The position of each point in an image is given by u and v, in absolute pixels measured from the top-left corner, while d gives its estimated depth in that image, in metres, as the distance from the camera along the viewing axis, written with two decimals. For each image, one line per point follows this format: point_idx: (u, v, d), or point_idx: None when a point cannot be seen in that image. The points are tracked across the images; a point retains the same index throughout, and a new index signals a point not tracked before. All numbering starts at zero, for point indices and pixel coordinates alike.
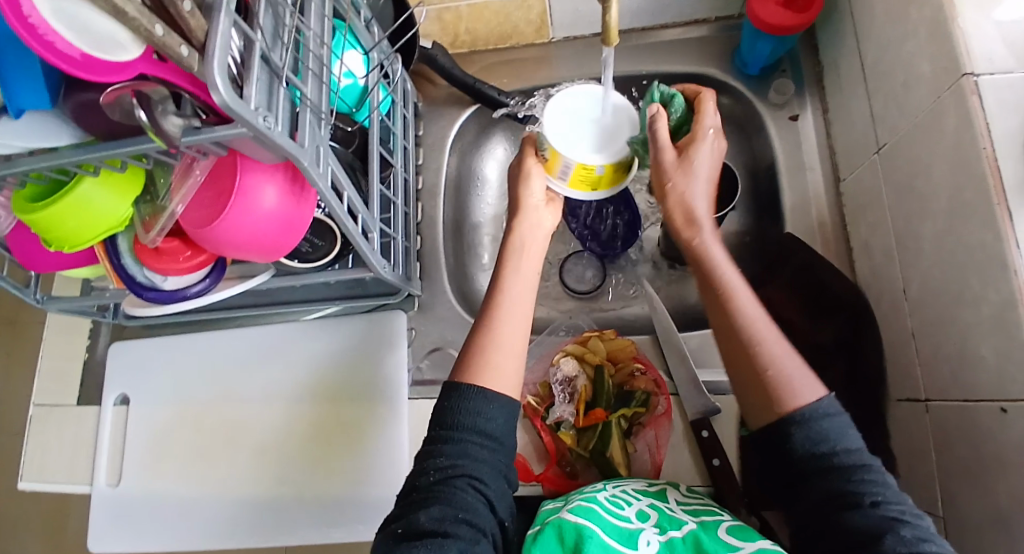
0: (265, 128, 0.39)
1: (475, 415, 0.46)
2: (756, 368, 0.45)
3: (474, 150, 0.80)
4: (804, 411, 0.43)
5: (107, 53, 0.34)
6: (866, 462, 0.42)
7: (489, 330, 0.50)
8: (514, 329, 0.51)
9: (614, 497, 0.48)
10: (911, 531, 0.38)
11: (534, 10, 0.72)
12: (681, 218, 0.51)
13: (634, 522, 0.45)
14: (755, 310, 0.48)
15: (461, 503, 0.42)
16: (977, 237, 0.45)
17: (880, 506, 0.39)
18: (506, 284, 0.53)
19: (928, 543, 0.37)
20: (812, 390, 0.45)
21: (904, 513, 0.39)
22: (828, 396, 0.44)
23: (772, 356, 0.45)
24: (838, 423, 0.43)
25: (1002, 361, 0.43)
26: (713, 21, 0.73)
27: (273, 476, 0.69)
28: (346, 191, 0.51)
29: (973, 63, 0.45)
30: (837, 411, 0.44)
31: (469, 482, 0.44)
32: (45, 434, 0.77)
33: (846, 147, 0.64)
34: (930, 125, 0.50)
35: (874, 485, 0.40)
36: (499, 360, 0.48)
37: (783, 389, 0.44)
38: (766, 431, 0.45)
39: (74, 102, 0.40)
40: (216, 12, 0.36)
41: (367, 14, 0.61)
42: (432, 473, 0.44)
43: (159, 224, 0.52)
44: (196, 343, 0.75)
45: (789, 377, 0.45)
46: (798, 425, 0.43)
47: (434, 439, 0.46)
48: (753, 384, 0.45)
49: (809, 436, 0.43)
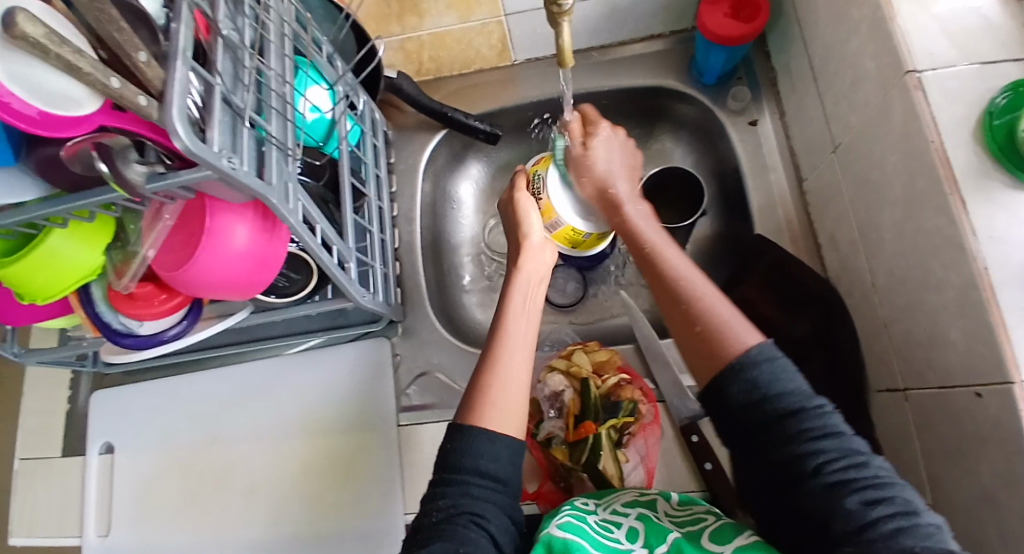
0: (230, 169, 0.40)
1: (478, 457, 0.46)
2: (691, 321, 0.46)
3: (446, 174, 0.81)
4: (736, 363, 0.42)
5: (62, 109, 0.34)
6: (809, 413, 0.41)
7: (491, 365, 0.51)
8: (519, 362, 0.51)
9: (604, 520, 0.47)
10: (858, 497, 0.38)
11: (495, 34, 0.73)
12: (605, 205, 0.56)
13: (624, 543, 0.44)
14: (679, 259, 0.49)
15: (461, 539, 0.42)
16: (935, 225, 0.46)
17: (824, 470, 0.39)
18: (510, 315, 0.53)
19: (877, 507, 0.37)
20: (749, 337, 0.44)
21: (849, 468, 0.39)
22: (763, 342, 0.44)
23: (706, 307, 0.46)
24: (772, 371, 0.42)
25: (969, 345, 0.44)
26: (668, 35, 0.75)
27: (265, 515, 0.68)
28: (318, 224, 0.52)
29: (914, 59, 0.47)
30: (770, 356, 0.43)
31: (471, 519, 0.43)
32: (33, 489, 0.76)
33: (806, 147, 0.66)
34: (880, 121, 0.51)
35: (818, 443, 0.40)
36: (503, 396, 0.49)
37: (721, 337, 0.44)
38: (706, 387, 0.44)
39: (37, 157, 0.39)
40: (172, 60, 0.36)
41: (329, 50, 0.62)
42: (435, 513, 0.44)
43: (132, 270, 0.53)
44: (180, 386, 0.74)
45: (726, 322, 0.44)
46: (732, 382, 0.42)
47: (438, 482, 0.46)
48: (690, 338, 0.45)
49: (743, 391, 0.42)
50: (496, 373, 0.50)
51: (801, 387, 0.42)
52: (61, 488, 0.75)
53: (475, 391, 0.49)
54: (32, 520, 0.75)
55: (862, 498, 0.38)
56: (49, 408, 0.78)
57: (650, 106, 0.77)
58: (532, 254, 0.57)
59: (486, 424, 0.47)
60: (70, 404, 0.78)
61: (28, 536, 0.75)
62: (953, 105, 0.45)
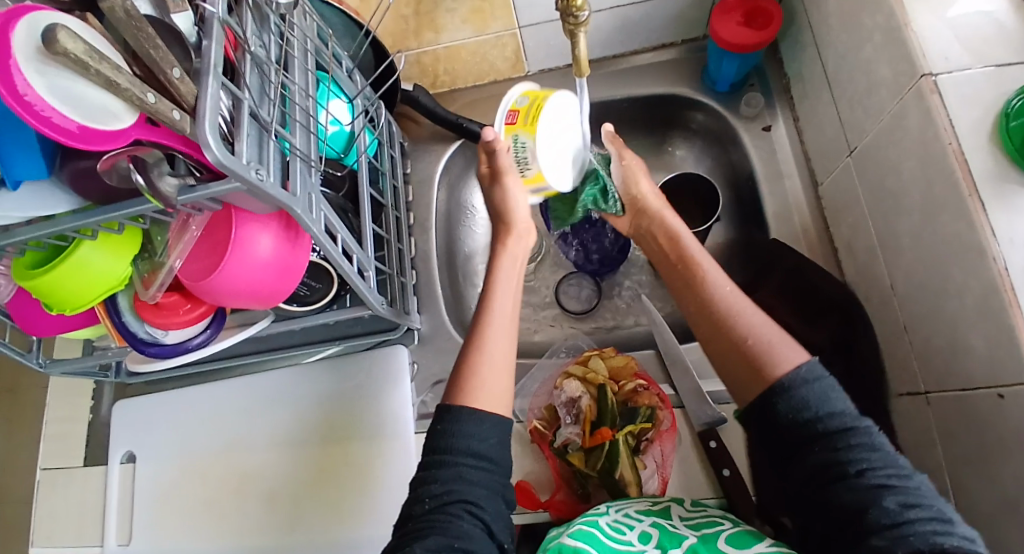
0: (258, 180, 0.41)
1: (469, 438, 0.46)
2: (738, 338, 0.48)
3: (461, 183, 0.82)
4: (782, 383, 0.43)
5: (101, 123, 0.35)
6: (854, 426, 0.42)
7: (477, 348, 0.52)
8: (501, 344, 0.53)
9: (616, 521, 0.49)
10: (896, 499, 0.38)
11: (509, 46, 0.75)
12: (666, 240, 0.60)
13: (636, 545, 0.45)
14: (726, 286, 0.52)
15: (455, 532, 0.42)
16: (954, 228, 0.46)
17: (866, 474, 0.40)
18: (495, 297, 0.55)
19: (914, 510, 0.38)
20: (795, 354, 0.46)
21: (892, 477, 0.39)
22: (809, 362, 0.45)
23: (749, 325, 0.48)
24: (820, 389, 0.43)
25: (991, 347, 0.44)
26: (681, 43, 0.76)
27: (285, 520, 0.68)
28: (340, 234, 0.53)
29: (929, 64, 0.47)
30: (819, 375, 0.44)
31: (465, 509, 0.44)
32: (55, 498, 0.76)
33: (820, 152, 0.66)
34: (896, 125, 0.52)
35: (862, 451, 0.41)
36: (490, 377, 0.50)
37: (767, 357, 0.46)
38: (753, 407, 0.45)
39: (71, 169, 0.41)
40: (204, 76, 0.37)
41: (348, 64, 0.63)
42: (427, 501, 0.45)
43: (159, 279, 0.54)
44: (199, 396, 0.75)
45: (769, 343, 0.47)
46: (780, 398, 0.43)
47: (429, 465, 0.46)
48: (733, 353, 0.48)
49: (791, 407, 0.43)
50: (480, 356, 0.52)
51: (845, 405, 0.43)
52: (81, 497, 0.76)
53: (463, 372, 0.51)
54: (52, 530, 0.76)
55: (900, 500, 0.38)
56: (71, 418, 0.79)
57: (664, 114, 0.78)
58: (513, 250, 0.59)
59: (474, 404, 0.48)
60: (92, 413, 0.79)
61: (48, 545, 0.75)
62: (968, 109, 0.46)
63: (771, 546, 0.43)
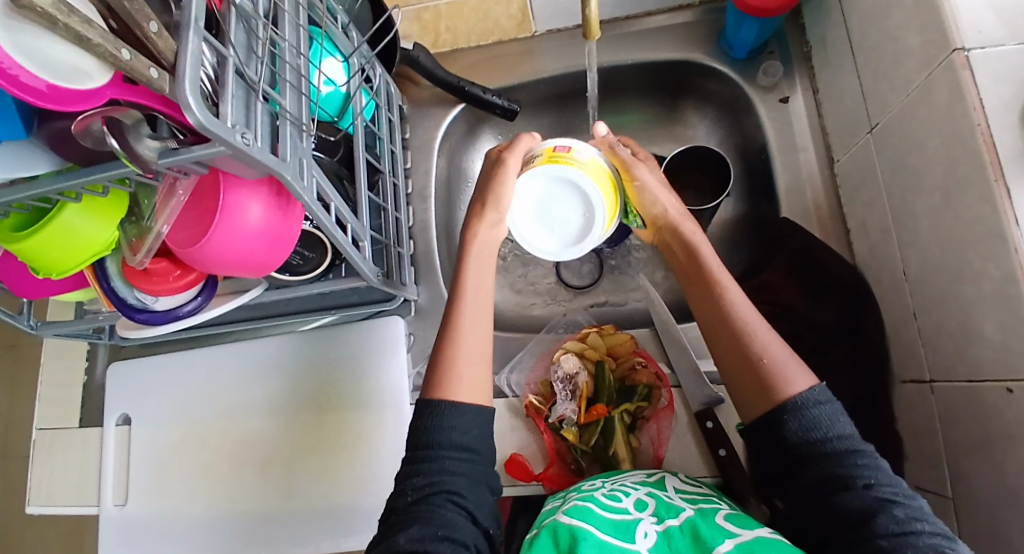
0: (243, 145, 0.38)
1: (449, 431, 0.46)
2: (750, 356, 0.46)
3: (462, 150, 0.79)
4: (794, 400, 0.44)
5: (70, 82, 0.32)
6: (858, 447, 0.42)
7: (451, 340, 0.51)
8: (476, 338, 0.51)
9: (611, 492, 0.48)
10: (903, 511, 0.39)
11: (515, 4, 0.74)
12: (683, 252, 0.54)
13: (632, 514, 0.44)
14: (743, 300, 0.49)
15: (439, 520, 0.42)
16: (975, 214, 0.44)
17: (872, 488, 0.40)
18: (466, 285, 0.53)
19: (920, 523, 0.38)
20: (803, 377, 0.45)
21: (897, 494, 0.40)
22: (818, 385, 0.45)
23: (764, 344, 0.46)
24: (830, 411, 0.43)
25: (1004, 340, 0.42)
26: (697, 5, 0.72)
27: (280, 490, 0.69)
28: (333, 202, 0.50)
29: (963, 36, 0.44)
30: (829, 398, 0.44)
31: (447, 498, 0.44)
32: (53, 458, 0.77)
33: (838, 127, 0.63)
34: (921, 101, 0.49)
35: (868, 469, 0.41)
36: (469, 370, 0.49)
37: (777, 379, 0.45)
38: (757, 424, 0.45)
39: (50, 130, 0.39)
40: (184, 29, 0.35)
41: (344, 20, 0.60)
42: (410, 493, 0.45)
43: (146, 245, 0.52)
44: (193, 361, 0.75)
45: (781, 365, 0.45)
46: (789, 415, 0.43)
47: (412, 460, 0.46)
48: (745, 369, 0.46)
49: (801, 425, 0.43)
50: (456, 351, 0.50)
51: (851, 428, 0.44)
52: (78, 458, 0.76)
53: (438, 367, 0.50)
54: (50, 489, 0.76)
55: (907, 511, 0.39)
56: (66, 380, 0.79)
57: (676, 81, 0.75)
58: (492, 224, 0.55)
59: (454, 397, 0.48)
60: (87, 376, 0.79)
61: (46, 504, 0.76)
62: (1000, 86, 0.43)
63: (773, 532, 0.41)
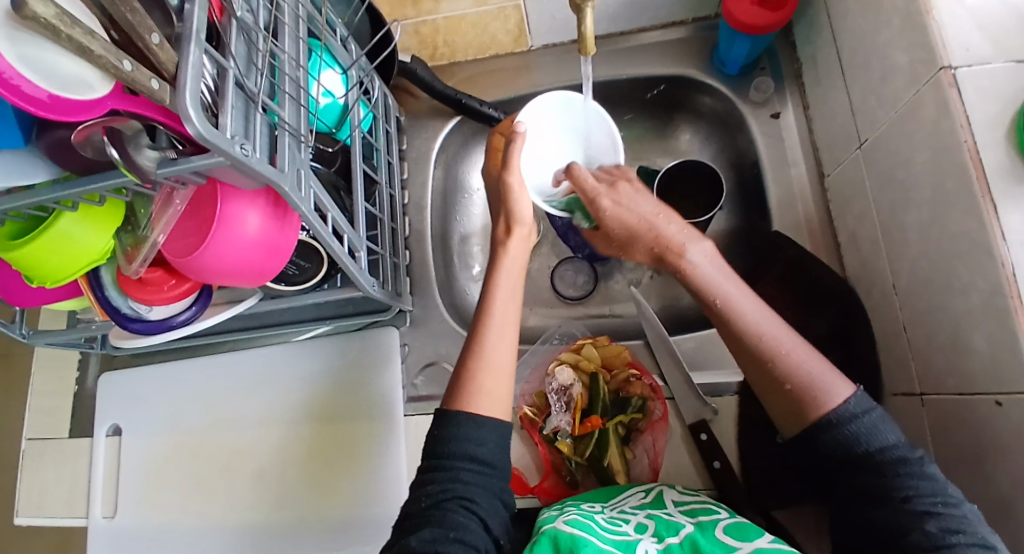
0: (242, 156, 0.39)
1: (467, 442, 0.46)
2: (776, 379, 0.45)
3: (458, 161, 0.80)
4: (828, 414, 0.43)
5: (75, 93, 0.33)
6: (904, 454, 0.42)
7: (477, 352, 0.50)
8: (502, 351, 0.50)
9: (612, 517, 0.48)
10: (938, 525, 0.39)
11: (512, 19, 0.72)
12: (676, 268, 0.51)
13: (631, 535, 0.44)
14: (762, 314, 0.47)
15: (451, 524, 0.43)
16: (963, 228, 0.45)
17: (910, 500, 0.40)
18: (496, 295, 0.52)
19: (956, 536, 0.38)
20: (837, 389, 0.44)
21: (937, 504, 0.39)
22: (855, 395, 0.44)
23: (792, 363, 0.45)
24: (869, 421, 0.43)
25: (993, 352, 0.43)
26: (690, 22, 0.73)
27: (276, 500, 0.68)
28: (330, 212, 0.51)
29: (949, 55, 0.45)
30: (868, 407, 0.43)
31: (462, 505, 0.44)
32: (42, 468, 0.76)
33: (829, 142, 0.64)
34: (909, 117, 0.50)
35: (908, 479, 0.41)
36: (492, 384, 0.49)
37: (807, 400, 0.44)
38: (795, 433, 0.46)
39: (50, 139, 0.39)
40: (186, 42, 0.35)
41: (343, 32, 0.60)
42: (425, 499, 0.45)
43: (141, 255, 0.52)
44: (187, 371, 0.74)
45: (812, 381, 0.44)
46: (824, 428, 0.43)
47: (427, 467, 0.47)
48: (772, 391, 0.46)
49: (837, 437, 0.43)
50: (480, 359, 0.50)
51: (900, 436, 0.43)
52: (68, 468, 0.75)
53: (463, 376, 0.49)
54: (39, 501, 0.75)
55: (942, 524, 0.39)
56: (57, 389, 0.78)
57: (670, 96, 0.76)
58: (521, 238, 0.55)
59: (475, 411, 0.48)
60: (78, 386, 0.78)
61: (35, 515, 0.75)
62: (986, 103, 0.44)
63: (774, 542, 0.41)
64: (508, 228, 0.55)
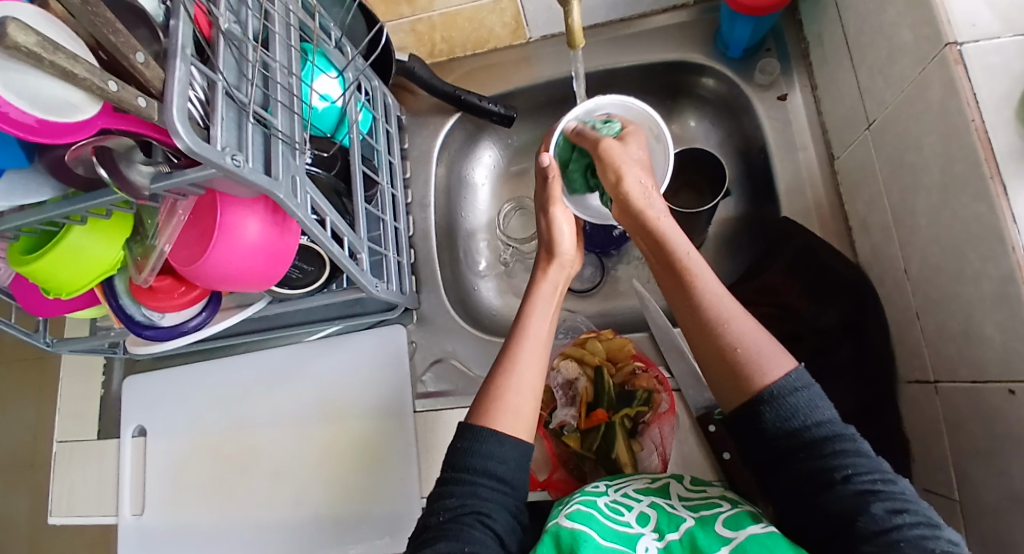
0: (234, 166, 0.39)
1: (487, 458, 0.47)
2: (722, 346, 0.45)
3: (461, 158, 0.80)
4: (771, 390, 0.43)
5: (61, 116, 0.34)
6: (839, 432, 0.42)
7: (508, 371, 0.51)
8: (535, 374, 0.51)
9: (614, 502, 0.47)
10: (883, 505, 0.38)
11: (508, 12, 0.71)
12: (664, 265, 0.50)
13: (634, 527, 0.44)
14: (715, 284, 0.48)
15: (468, 538, 0.43)
16: (973, 212, 0.43)
17: (852, 480, 0.40)
18: (529, 321, 0.53)
19: (902, 516, 0.37)
20: (780, 362, 0.44)
21: (877, 483, 0.39)
22: (795, 368, 0.44)
23: (739, 332, 0.45)
24: (807, 397, 0.43)
25: (1005, 341, 0.41)
26: (692, 4, 0.71)
27: (290, 498, 0.70)
28: (328, 216, 0.51)
29: (954, 31, 0.43)
30: (806, 383, 0.43)
31: (478, 518, 0.44)
32: (73, 468, 0.80)
33: (838, 124, 0.62)
34: (916, 96, 0.48)
35: (847, 457, 0.41)
36: (516, 400, 0.49)
37: (751, 368, 0.44)
38: (738, 413, 0.45)
39: (49, 159, 0.40)
40: (171, 58, 0.36)
41: (337, 35, 0.61)
42: (443, 513, 0.45)
43: (150, 264, 0.54)
44: (204, 374, 0.77)
45: (758, 352, 0.44)
46: (766, 405, 0.43)
47: (445, 482, 0.47)
48: (718, 360, 0.46)
49: (778, 415, 0.43)
50: (510, 379, 0.50)
51: (831, 412, 0.43)
52: (97, 469, 0.79)
53: (488, 396, 0.50)
54: (70, 501, 0.79)
55: (886, 505, 0.38)
56: (85, 393, 0.82)
57: (673, 81, 0.74)
58: (558, 268, 0.57)
59: (498, 427, 0.48)
60: (104, 389, 0.81)
61: (68, 515, 0.79)
62: (994, 81, 0.42)
63: (765, 528, 0.41)
64: (546, 261, 0.58)
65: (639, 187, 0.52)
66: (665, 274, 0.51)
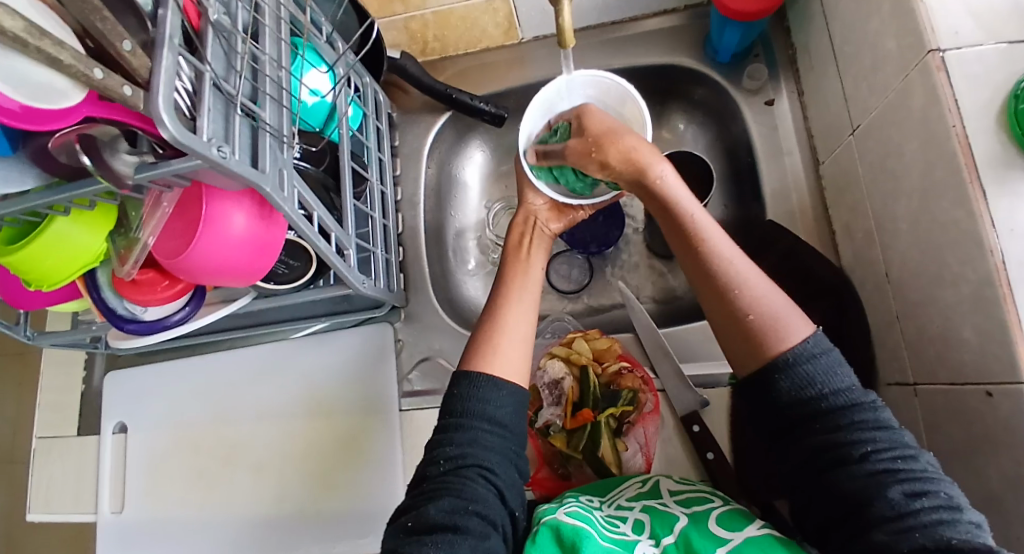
0: (220, 158, 0.39)
1: (484, 402, 0.47)
2: (738, 314, 0.45)
3: (451, 157, 0.80)
4: (786, 357, 0.43)
5: (46, 101, 0.34)
6: (857, 401, 0.42)
7: (494, 318, 0.52)
8: (522, 318, 0.52)
9: (610, 516, 0.47)
10: (901, 489, 0.38)
11: (501, 12, 0.71)
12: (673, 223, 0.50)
13: (630, 535, 0.43)
14: (728, 248, 0.48)
15: (470, 494, 0.43)
16: (952, 218, 0.44)
17: (869, 458, 0.40)
18: (511, 271, 0.56)
19: (920, 499, 0.37)
20: (795, 328, 0.44)
21: (897, 459, 0.39)
22: (813, 334, 0.44)
23: (753, 297, 0.45)
24: (825, 363, 0.43)
25: (982, 344, 0.42)
26: (683, 9, 0.72)
27: (274, 493, 0.69)
28: (316, 211, 0.51)
29: (937, 38, 0.44)
30: (825, 349, 0.44)
31: (479, 472, 0.45)
32: (52, 463, 0.79)
33: (823, 130, 0.63)
34: (899, 104, 0.49)
35: (866, 431, 0.41)
36: (506, 345, 0.50)
37: (767, 334, 0.44)
38: (751, 381, 0.45)
39: (31, 147, 0.40)
40: (158, 48, 0.35)
41: (328, 31, 0.61)
42: (443, 463, 0.45)
43: (132, 257, 0.52)
44: (188, 369, 0.76)
45: (772, 317, 0.44)
46: (781, 374, 0.43)
47: (445, 428, 0.47)
48: (731, 324, 0.46)
49: (794, 383, 0.43)
50: (499, 327, 0.51)
51: (851, 381, 0.43)
52: (77, 465, 0.78)
53: (479, 342, 0.50)
54: (49, 497, 0.78)
55: (905, 488, 0.38)
56: (66, 387, 0.81)
57: (663, 84, 0.75)
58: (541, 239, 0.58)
59: (491, 370, 0.48)
60: (86, 384, 0.81)
61: (46, 512, 0.78)
62: (975, 88, 0.43)
63: (760, 529, 0.41)
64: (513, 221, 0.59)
65: (624, 151, 0.51)
66: (671, 231, 0.51)
